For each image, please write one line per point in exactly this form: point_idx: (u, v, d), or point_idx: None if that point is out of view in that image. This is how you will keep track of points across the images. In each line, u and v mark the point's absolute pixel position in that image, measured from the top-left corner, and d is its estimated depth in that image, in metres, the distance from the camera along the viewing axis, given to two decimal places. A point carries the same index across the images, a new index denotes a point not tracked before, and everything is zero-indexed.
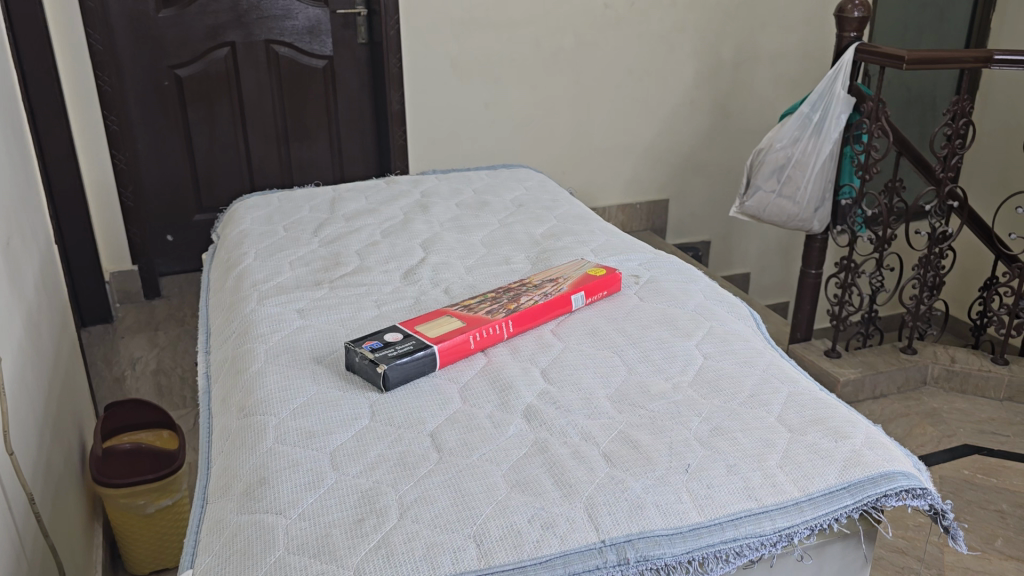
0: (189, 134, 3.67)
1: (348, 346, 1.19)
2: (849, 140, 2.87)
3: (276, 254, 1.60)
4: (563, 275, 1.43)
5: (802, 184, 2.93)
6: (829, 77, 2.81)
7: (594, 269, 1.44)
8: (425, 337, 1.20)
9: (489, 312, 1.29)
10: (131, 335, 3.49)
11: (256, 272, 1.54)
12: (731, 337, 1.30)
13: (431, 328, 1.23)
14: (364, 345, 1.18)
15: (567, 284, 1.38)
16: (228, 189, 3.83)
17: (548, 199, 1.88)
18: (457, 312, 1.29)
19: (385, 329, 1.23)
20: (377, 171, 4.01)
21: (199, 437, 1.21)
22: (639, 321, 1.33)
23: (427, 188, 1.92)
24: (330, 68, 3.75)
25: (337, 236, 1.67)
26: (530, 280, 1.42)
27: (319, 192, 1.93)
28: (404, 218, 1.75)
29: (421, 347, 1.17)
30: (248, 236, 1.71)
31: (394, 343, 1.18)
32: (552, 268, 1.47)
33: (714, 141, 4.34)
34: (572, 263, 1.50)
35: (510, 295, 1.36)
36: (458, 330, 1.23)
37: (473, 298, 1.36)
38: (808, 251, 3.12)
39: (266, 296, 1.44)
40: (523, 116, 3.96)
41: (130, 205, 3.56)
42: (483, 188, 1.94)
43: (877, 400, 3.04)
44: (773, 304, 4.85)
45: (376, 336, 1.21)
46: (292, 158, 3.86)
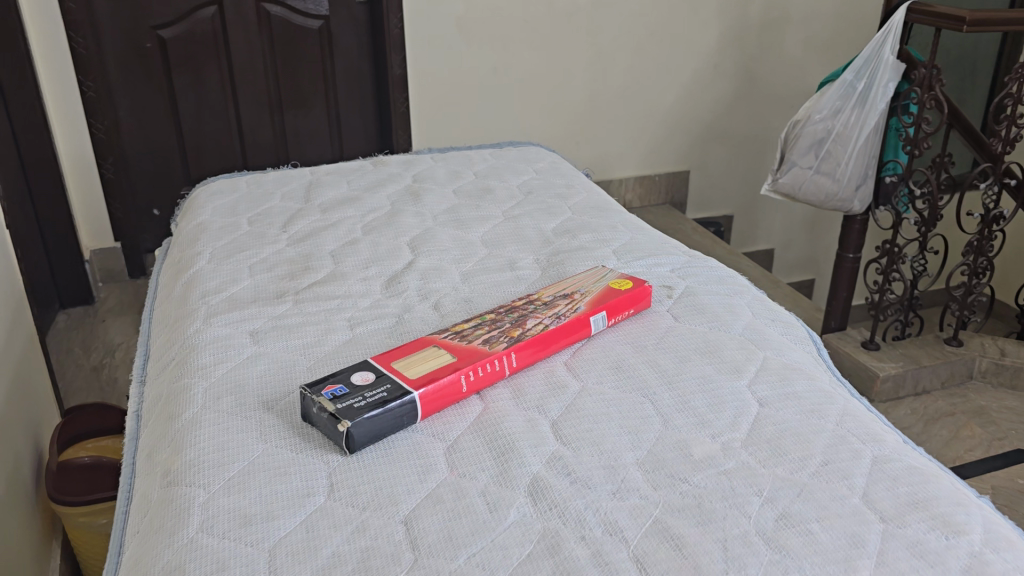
0: (175, 101, 3.38)
1: (305, 389, 0.94)
2: (898, 111, 2.56)
3: (235, 255, 1.34)
4: (579, 288, 1.16)
5: (843, 160, 2.63)
6: (876, 40, 2.50)
7: (618, 281, 1.17)
8: (404, 379, 0.95)
9: (486, 340, 1.03)
10: (112, 319, 3.24)
11: (208, 278, 1.28)
12: (790, 373, 1.03)
13: (412, 365, 0.98)
14: (323, 391, 0.93)
15: (585, 304, 1.11)
16: (218, 160, 3.55)
17: (561, 185, 1.61)
18: (446, 341, 1.03)
19: (354, 367, 0.97)
20: (378, 142, 3.72)
21: (119, 502, 0.96)
22: (675, 350, 1.06)
23: (419, 172, 1.64)
24: (326, 28, 3.45)
25: (309, 232, 1.40)
26: (539, 295, 1.15)
27: (295, 175, 1.66)
28: (391, 209, 1.48)
29: (396, 395, 0.92)
30: (205, 231, 1.44)
31: (362, 389, 0.93)
32: (565, 279, 1.20)
33: (740, 108, 4.03)
34: (591, 270, 1.23)
35: (515, 316, 1.09)
36: (447, 367, 0.97)
37: (466, 320, 1.09)
38: (846, 233, 2.82)
39: (217, 312, 1.18)
40: (535, 82, 3.66)
41: (110, 177, 3.30)
42: (485, 171, 1.66)
43: (920, 398, 2.76)
44: (798, 283, 4.57)
45: (341, 378, 0.95)
46: (286, 126, 3.58)
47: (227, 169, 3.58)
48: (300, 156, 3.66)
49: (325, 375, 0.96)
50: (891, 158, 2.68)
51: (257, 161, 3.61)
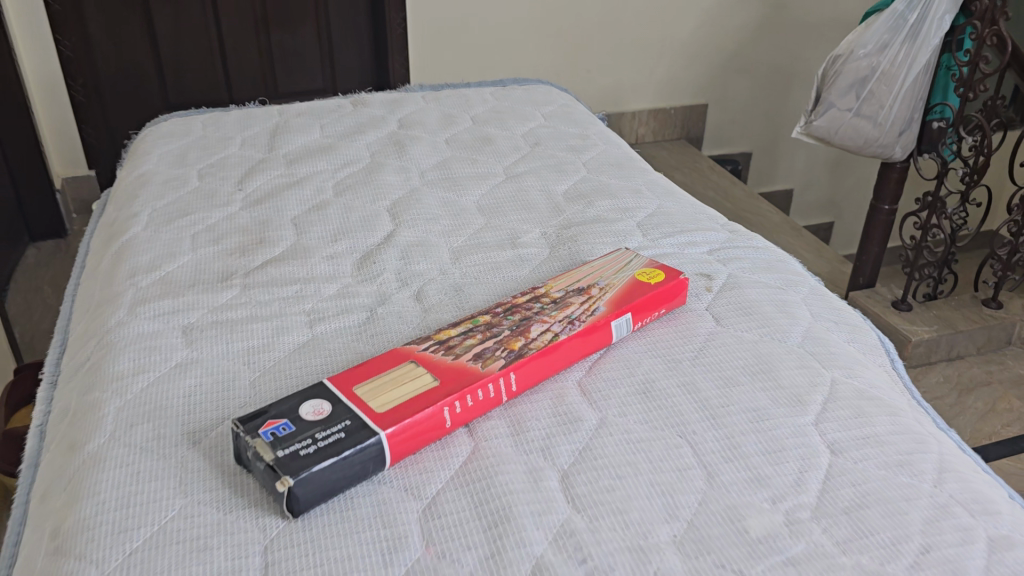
0: (150, 17, 3.01)
1: (237, 424, 0.71)
2: (953, 47, 2.28)
3: (177, 220, 1.10)
4: (598, 281, 0.92)
5: (888, 102, 2.34)
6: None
7: (646, 271, 0.94)
8: (370, 411, 0.72)
9: (479, 355, 0.80)
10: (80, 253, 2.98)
11: (142, 251, 1.04)
12: (869, 408, 0.81)
13: (381, 389, 0.75)
14: (259, 432, 0.69)
15: (605, 303, 0.88)
16: (198, 81, 3.20)
17: (574, 135, 1.35)
18: (427, 356, 0.80)
19: (304, 395, 0.74)
20: (373, 67, 3.39)
21: (4, 556, 0.75)
22: (719, 369, 0.84)
23: (407, 116, 1.38)
24: None
25: (269, 192, 1.15)
26: (546, 291, 0.92)
27: (260, 116, 1.40)
28: (370, 162, 1.23)
29: (358, 439, 0.69)
30: (147, 185, 1.19)
31: (311, 428, 0.70)
32: (581, 266, 0.97)
33: (764, 37, 3.69)
34: (613, 254, 0.99)
35: (516, 319, 0.86)
36: (428, 394, 0.74)
37: (452, 326, 0.86)
38: (882, 182, 2.53)
39: (147, 299, 0.94)
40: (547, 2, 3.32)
41: (81, 99, 3.03)
42: (485, 115, 1.41)
43: (953, 364, 2.54)
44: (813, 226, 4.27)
45: (285, 411, 0.72)
46: (271, 44, 3.21)
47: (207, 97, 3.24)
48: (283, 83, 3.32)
49: (266, 405, 0.73)
50: (940, 101, 2.39)
51: (239, 80, 3.25)
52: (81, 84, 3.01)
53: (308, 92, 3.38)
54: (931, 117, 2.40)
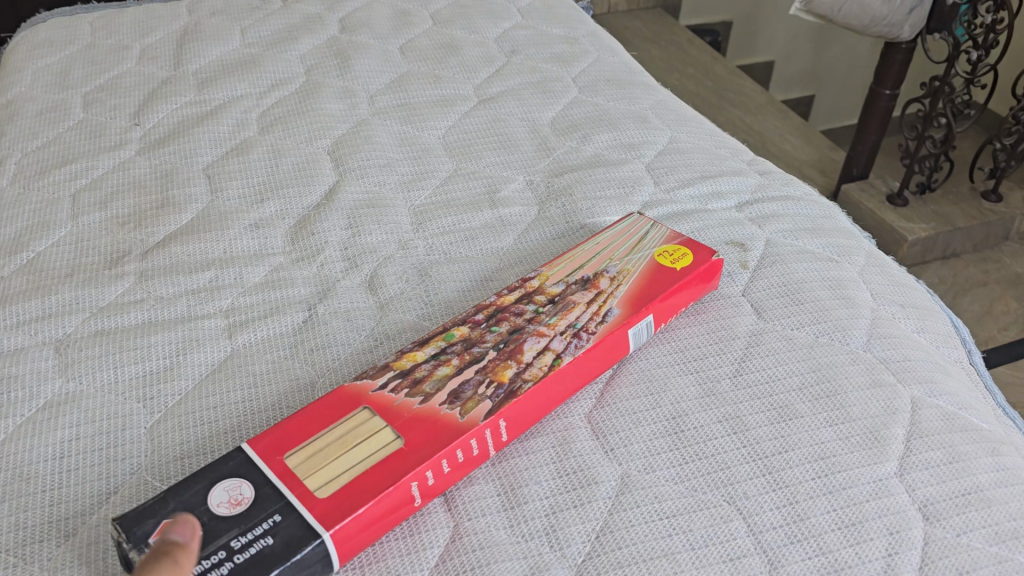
0: None
1: (119, 529, 0.50)
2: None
3: (52, 174, 0.84)
4: (607, 268, 0.70)
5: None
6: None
7: (667, 250, 0.72)
8: (310, 497, 0.52)
9: (457, 393, 0.59)
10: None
11: (6, 220, 0.79)
12: (964, 446, 0.63)
13: (324, 458, 0.54)
14: (150, 545, 0.49)
15: (619, 301, 0.67)
16: None
17: (559, 38, 1.09)
18: (386, 398, 0.59)
19: (215, 475, 0.53)
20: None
21: None
22: (770, 394, 0.65)
23: (350, 14, 1.11)
24: None
25: (173, 129, 0.90)
26: (539, 286, 0.70)
27: (164, 16, 1.11)
28: (305, 82, 0.97)
29: (288, 550, 0.49)
30: (17, 118, 0.93)
31: (226, 533, 0.50)
32: (583, 243, 0.74)
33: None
34: (624, 223, 0.76)
35: (502, 332, 0.65)
36: (389, 463, 0.54)
37: (418, 346, 0.65)
38: (886, 66, 2.24)
39: (8, 298, 0.71)
40: None
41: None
42: (448, 12, 1.13)
43: (949, 263, 2.36)
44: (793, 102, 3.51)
45: (189, 505, 0.52)
46: None
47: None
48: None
49: (164, 492, 0.53)
50: None
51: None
52: None
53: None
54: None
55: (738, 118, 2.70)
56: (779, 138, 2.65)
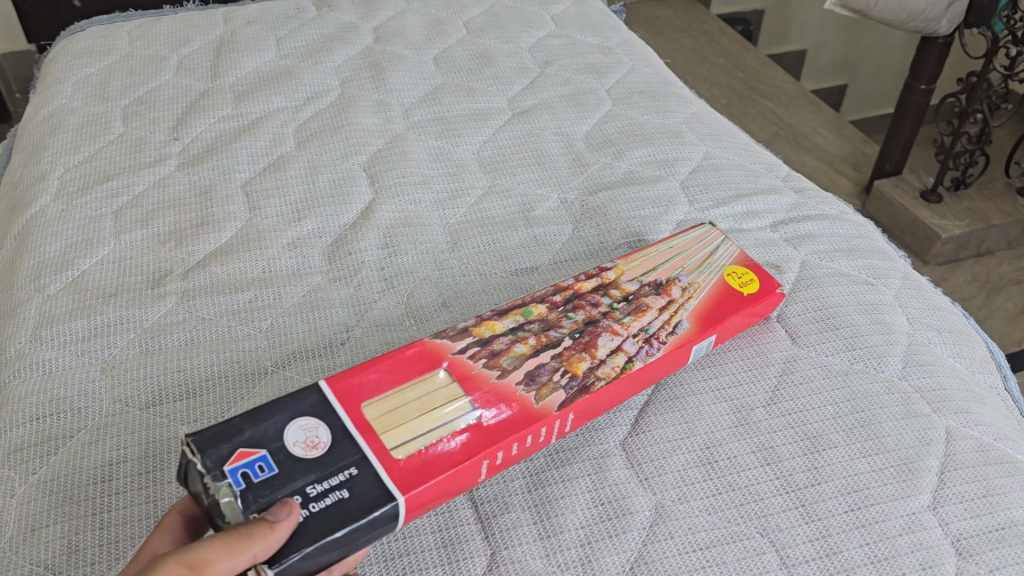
0: None
1: (193, 451, 0.49)
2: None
3: (94, 188, 0.86)
4: (678, 276, 0.70)
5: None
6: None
7: (735, 271, 0.71)
8: (386, 454, 0.53)
9: (533, 375, 0.60)
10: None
11: (50, 236, 0.81)
12: (999, 478, 0.62)
13: (401, 419, 0.55)
14: (225, 474, 0.49)
15: (689, 315, 0.67)
16: None
17: (593, 48, 1.09)
18: (464, 364, 0.59)
19: (295, 410, 0.53)
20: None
21: None
22: (805, 422, 0.64)
23: (385, 23, 1.11)
24: None
25: (212, 144, 0.91)
26: (614, 280, 0.69)
27: (201, 25, 1.12)
28: (342, 93, 0.98)
29: (364, 506, 0.50)
30: (59, 131, 0.95)
31: (301, 477, 0.50)
32: (656, 245, 0.73)
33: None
34: (696, 231, 0.75)
35: (577, 321, 0.65)
36: (463, 438, 0.55)
37: (496, 315, 0.64)
38: (922, 60, 2.19)
39: (57, 317, 0.72)
40: None
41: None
42: (481, 20, 1.13)
43: (982, 261, 2.30)
44: (825, 91, 3.38)
45: (266, 438, 0.51)
46: None
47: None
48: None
49: (238, 419, 0.52)
50: None
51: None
52: None
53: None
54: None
55: (769, 111, 2.68)
56: (810, 131, 2.62)
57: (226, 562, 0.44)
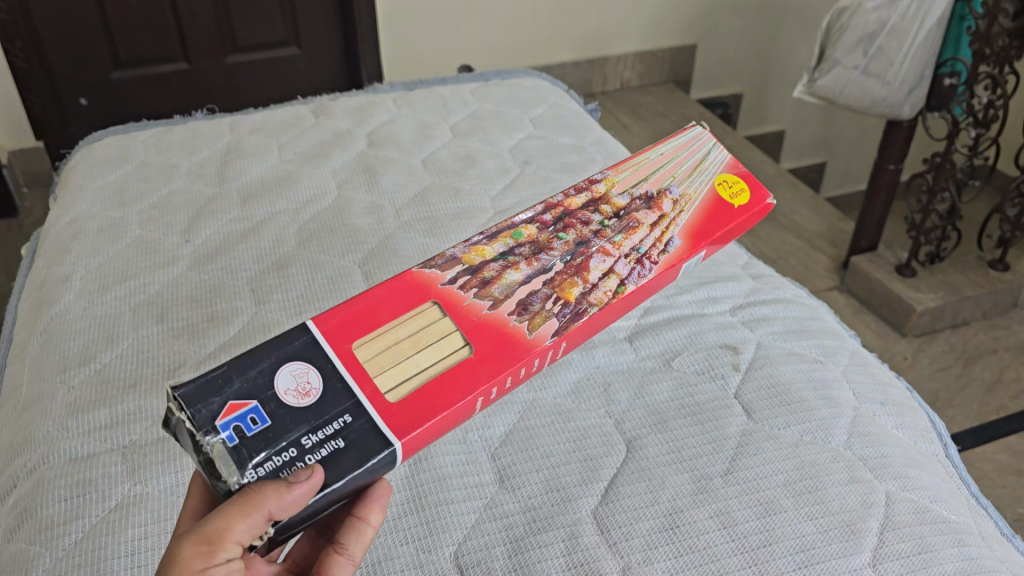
0: None
1: (185, 407, 0.53)
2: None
3: (114, 288, 0.95)
4: (670, 188, 0.79)
5: (897, 59, 1.97)
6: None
7: (727, 181, 0.81)
8: (378, 398, 0.57)
9: (526, 304, 0.66)
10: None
11: (73, 334, 0.89)
12: (932, 538, 0.69)
13: (397, 354, 0.61)
14: (218, 429, 0.53)
15: (679, 232, 0.75)
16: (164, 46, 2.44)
17: (568, 148, 1.20)
18: (455, 296, 0.65)
19: (284, 354, 0.57)
20: (346, 74, 2.71)
21: None
22: (760, 490, 0.71)
23: (377, 129, 1.22)
24: None
25: (221, 245, 1.00)
26: (605, 194, 0.78)
27: (208, 134, 1.23)
28: (339, 195, 1.08)
29: (361, 456, 0.55)
30: (80, 235, 1.04)
31: (297, 429, 0.54)
32: (648, 152, 0.84)
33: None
34: (686, 136, 0.87)
35: (564, 245, 0.72)
36: (458, 375, 0.61)
37: (487, 241, 0.71)
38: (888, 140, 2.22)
39: (81, 407, 0.80)
40: None
41: (22, 68, 2.27)
42: (466, 124, 1.24)
43: (958, 331, 2.25)
44: (805, 168, 3.46)
45: (257, 390, 0.55)
46: None
47: (165, 60, 2.46)
48: (254, 92, 2.63)
49: (226, 369, 0.56)
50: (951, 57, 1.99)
51: (196, 32, 2.44)
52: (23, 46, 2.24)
53: (269, 46, 2.56)
54: (940, 72, 2.02)
55: None
56: (789, 210, 2.71)
57: (243, 526, 0.50)
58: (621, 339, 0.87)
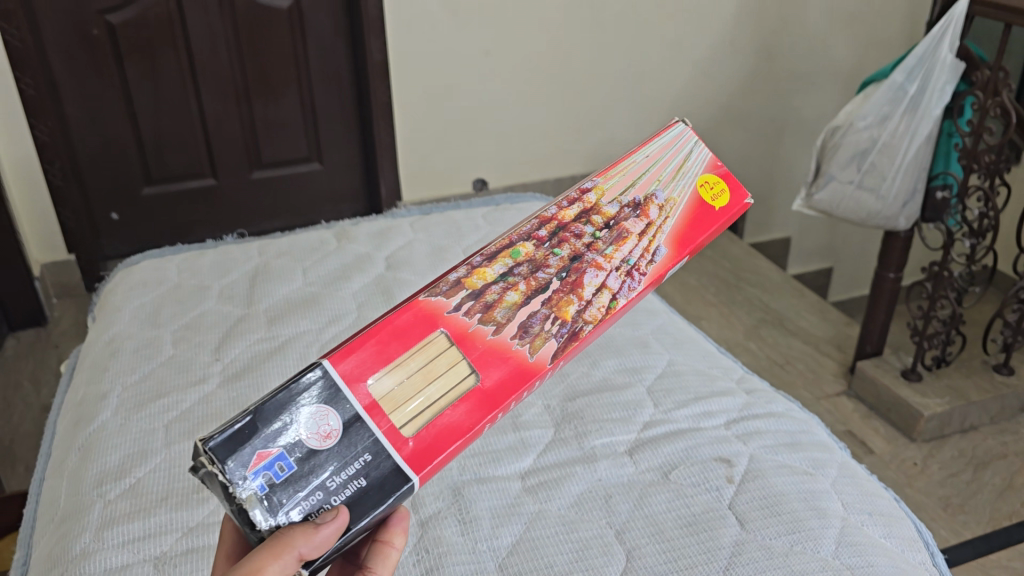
0: (136, 101, 2.43)
1: (212, 462, 0.53)
2: (954, 116, 1.89)
3: (146, 406, 1.01)
4: (655, 193, 0.77)
5: (890, 174, 1.95)
6: (932, 35, 1.82)
7: (706, 184, 0.79)
8: (396, 434, 0.58)
9: (526, 327, 0.66)
10: (72, 343, 2.30)
11: (110, 449, 0.95)
12: None
13: (407, 390, 0.60)
14: (248, 480, 0.53)
15: (666, 239, 0.74)
16: (190, 165, 2.57)
17: None
18: (462, 323, 0.64)
19: (302, 399, 0.57)
20: (366, 192, 2.83)
21: None
22: None
23: (396, 252, 1.31)
24: (297, 5, 2.45)
25: (247, 364, 1.07)
26: (596, 204, 0.75)
27: (238, 258, 1.32)
28: (358, 316, 1.15)
29: (383, 490, 0.56)
30: (118, 354, 1.12)
31: (322, 472, 0.55)
32: (633, 154, 0.80)
33: (809, 77, 3.02)
34: (671, 135, 0.82)
35: (561, 261, 0.70)
36: (468, 405, 0.62)
37: (487, 261, 0.68)
38: (886, 249, 2.21)
39: (115, 520, 0.85)
40: (539, 62, 2.69)
41: (61, 186, 2.36)
42: (477, 247, 1.33)
43: (967, 437, 2.13)
44: (812, 273, 3.47)
45: (281, 437, 0.55)
46: (256, 120, 2.57)
47: (193, 176, 2.60)
48: (278, 208, 2.74)
49: (249, 416, 0.55)
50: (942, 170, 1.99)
51: (223, 149, 2.58)
52: (61, 167, 2.33)
53: (292, 161, 2.69)
54: (932, 186, 2.00)
55: (756, 297, 2.75)
56: (795, 315, 2.65)
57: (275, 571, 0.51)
58: (622, 452, 0.93)
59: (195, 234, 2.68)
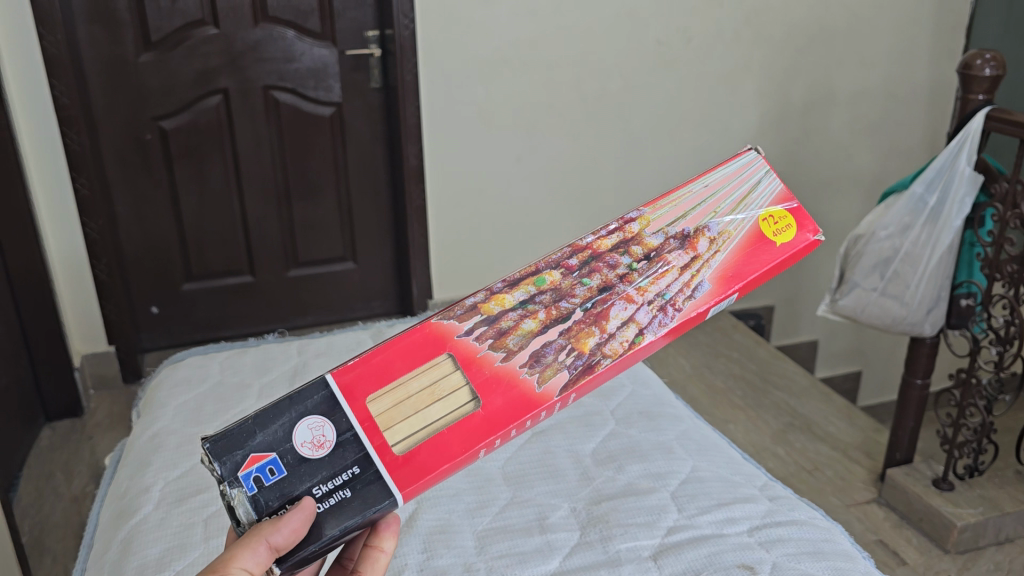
0: (181, 201, 2.55)
1: (208, 456, 0.59)
2: (975, 227, 1.92)
3: (187, 500, 1.06)
4: (708, 225, 0.71)
5: (913, 282, 1.98)
6: (949, 148, 1.88)
7: (770, 216, 0.71)
8: (386, 450, 0.61)
9: (539, 356, 0.64)
10: (107, 434, 2.35)
11: (152, 541, 0.99)
12: None
13: (411, 408, 0.62)
14: (239, 479, 0.59)
15: (712, 275, 0.68)
16: (229, 260, 2.67)
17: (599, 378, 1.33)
18: (470, 347, 0.65)
19: (303, 408, 0.61)
20: (398, 291, 2.91)
21: None
22: None
23: None
24: (340, 114, 2.59)
25: None
26: (638, 234, 0.71)
27: (278, 358, 1.39)
28: None
29: (365, 504, 0.59)
30: (160, 449, 1.17)
31: (311, 480, 0.59)
32: (690, 184, 0.74)
33: (832, 184, 3.09)
34: (739, 163, 0.75)
35: (589, 295, 0.67)
36: (462, 427, 0.62)
37: (508, 287, 0.68)
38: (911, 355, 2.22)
39: None
40: (567, 168, 2.80)
41: (106, 281, 2.45)
42: None
43: (1003, 550, 2.08)
44: (841, 377, 3.46)
45: (276, 441, 0.60)
46: (295, 221, 2.68)
47: (232, 273, 2.69)
48: (312, 304, 2.82)
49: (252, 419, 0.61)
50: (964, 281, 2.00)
51: (262, 248, 2.69)
52: (108, 264, 2.44)
53: (328, 261, 2.78)
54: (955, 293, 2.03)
55: (782, 400, 2.74)
56: (823, 420, 2.63)
57: (245, 553, 0.56)
58: (647, 557, 0.94)
59: (232, 329, 2.75)
